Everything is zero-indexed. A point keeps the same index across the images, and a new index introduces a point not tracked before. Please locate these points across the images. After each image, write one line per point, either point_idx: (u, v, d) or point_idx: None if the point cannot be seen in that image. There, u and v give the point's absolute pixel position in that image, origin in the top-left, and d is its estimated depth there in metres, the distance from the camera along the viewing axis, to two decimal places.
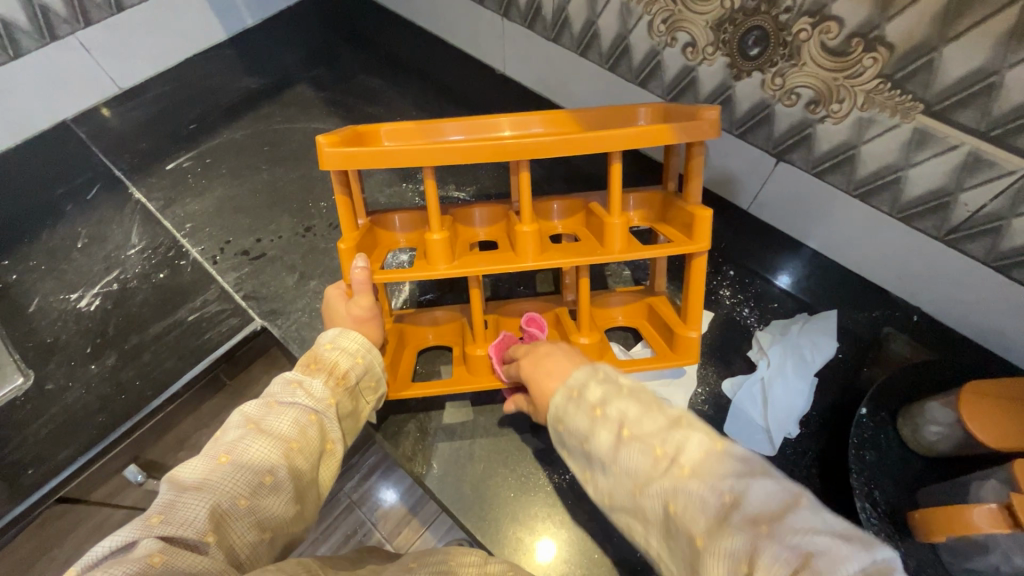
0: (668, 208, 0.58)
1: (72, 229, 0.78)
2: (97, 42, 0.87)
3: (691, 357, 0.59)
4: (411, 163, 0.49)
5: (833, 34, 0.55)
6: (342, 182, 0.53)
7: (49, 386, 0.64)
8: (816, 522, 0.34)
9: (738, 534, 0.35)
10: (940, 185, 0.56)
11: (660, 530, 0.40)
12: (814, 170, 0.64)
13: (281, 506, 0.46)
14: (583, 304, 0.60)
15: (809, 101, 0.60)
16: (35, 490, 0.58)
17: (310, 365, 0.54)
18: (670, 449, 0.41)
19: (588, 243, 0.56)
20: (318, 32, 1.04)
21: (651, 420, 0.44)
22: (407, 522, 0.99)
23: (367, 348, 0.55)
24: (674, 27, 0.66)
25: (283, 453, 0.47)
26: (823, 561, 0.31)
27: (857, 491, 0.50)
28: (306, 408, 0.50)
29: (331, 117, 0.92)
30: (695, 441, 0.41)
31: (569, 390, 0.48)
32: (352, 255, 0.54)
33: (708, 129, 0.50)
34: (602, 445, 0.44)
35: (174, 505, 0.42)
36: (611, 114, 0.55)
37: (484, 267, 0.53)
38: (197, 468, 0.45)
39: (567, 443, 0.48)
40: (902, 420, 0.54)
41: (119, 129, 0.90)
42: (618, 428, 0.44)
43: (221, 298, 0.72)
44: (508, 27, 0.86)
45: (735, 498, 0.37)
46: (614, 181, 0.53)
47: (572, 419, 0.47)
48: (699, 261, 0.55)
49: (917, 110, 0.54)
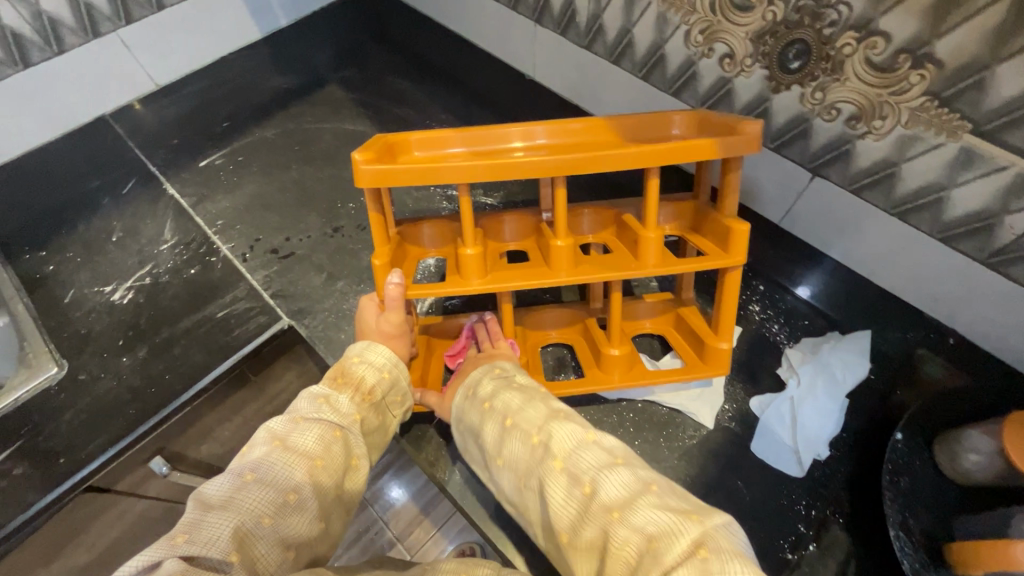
0: (701, 220, 0.58)
1: (108, 222, 0.80)
2: (137, 39, 0.89)
3: (720, 368, 0.60)
4: (444, 179, 0.49)
5: (879, 50, 0.54)
6: (376, 198, 0.52)
7: (82, 375, 0.66)
8: (656, 507, 0.39)
9: (596, 519, 0.41)
10: (983, 206, 0.55)
11: (538, 514, 0.46)
12: (851, 186, 0.63)
13: (305, 524, 0.45)
14: (612, 317, 0.59)
15: (850, 116, 0.59)
16: (64, 480, 0.59)
17: (337, 380, 0.54)
18: (544, 437, 0.47)
19: (621, 256, 0.56)
20: (349, 33, 1.05)
21: (532, 413, 0.50)
22: (419, 522, 0.98)
23: (393, 364, 0.56)
24: (712, 38, 0.65)
25: (307, 470, 0.47)
26: (662, 542, 0.37)
27: (891, 520, 0.48)
28: (332, 424, 0.50)
29: (360, 118, 0.93)
30: (567, 431, 0.46)
31: (465, 388, 0.56)
32: (385, 271, 0.54)
33: (749, 143, 0.49)
34: (493, 440, 0.51)
35: (198, 524, 0.41)
36: (647, 121, 0.55)
37: (518, 283, 0.53)
38: (224, 485, 0.44)
39: (468, 444, 0.54)
40: (939, 447, 0.52)
41: (156, 125, 0.92)
42: (504, 418, 0.51)
43: (250, 295, 0.73)
44: (540, 32, 0.85)
45: (593, 488, 0.42)
46: (650, 197, 0.52)
47: (467, 415, 0.54)
48: (733, 276, 0.55)
49: (964, 129, 0.52)
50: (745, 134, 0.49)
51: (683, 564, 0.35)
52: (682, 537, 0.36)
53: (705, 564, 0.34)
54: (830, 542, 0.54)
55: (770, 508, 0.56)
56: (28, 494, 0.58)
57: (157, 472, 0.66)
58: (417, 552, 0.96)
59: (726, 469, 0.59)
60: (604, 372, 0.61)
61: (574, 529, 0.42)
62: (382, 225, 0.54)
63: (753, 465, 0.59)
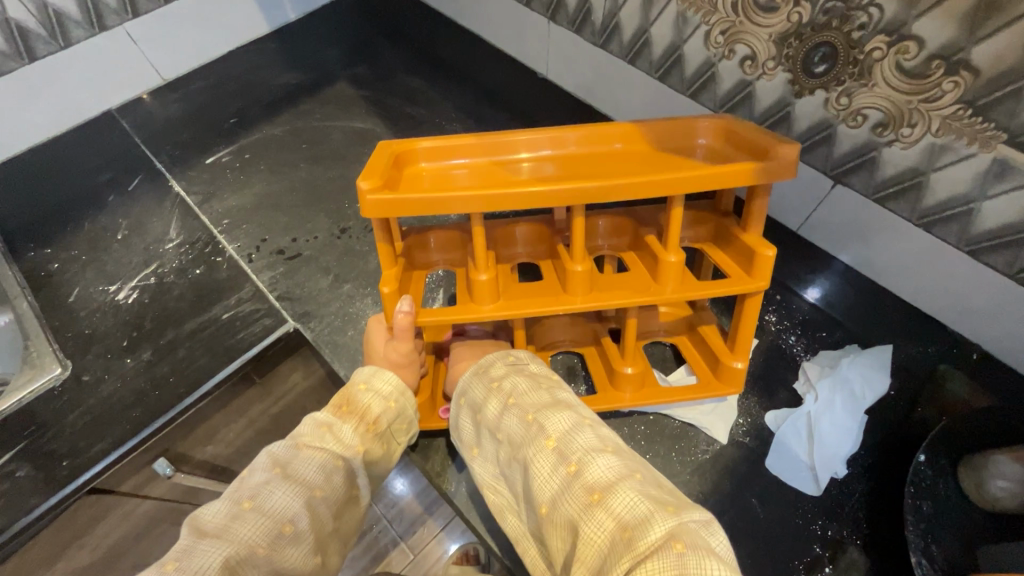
0: (722, 237, 0.57)
1: (113, 220, 0.79)
2: (144, 34, 0.88)
3: (734, 386, 0.59)
4: (454, 212, 0.47)
5: (911, 55, 0.52)
6: (383, 228, 0.51)
7: (86, 377, 0.65)
8: (638, 493, 0.39)
9: (577, 500, 0.41)
10: (1015, 219, 0.52)
11: (521, 491, 0.46)
12: (875, 195, 0.61)
13: (299, 557, 0.45)
14: (626, 334, 0.58)
15: (877, 123, 0.57)
16: (69, 482, 0.57)
17: (341, 408, 0.53)
18: (540, 415, 0.47)
19: (639, 277, 0.55)
20: (359, 29, 1.03)
21: (535, 394, 0.49)
22: (421, 522, 0.97)
23: (400, 392, 0.54)
24: (733, 39, 0.63)
25: (305, 501, 0.46)
26: (637, 528, 0.37)
27: (913, 544, 0.46)
28: (333, 454, 0.49)
29: (369, 116, 0.92)
30: (562, 416, 0.46)
31: (477, 365, 0.54)
32: (395, 298, 0.53)
33: (784, 169, 0.47)
34: (491, 413, 0.50)
35: (191, 551, 0.41)
36: (667, 128, 0.53)
37: (533, 310, 0.52)
38: (219, 511, 0.44)
39: (463, 420, 0.54)
40: (965, 471, 0.51)
41: (164, 120, 0.91)
42: (506, 397, 0.50)
43: (256, 297, 0.72)
44: (554, 30, 0.83)
45: (579, 468, 0.42)
46: (672, 225, 0.51)
47: (472, 389, 0.53)
48: (754, 299, 0.54)
49: (999, 139, 0.50)
50: (779, 160, 0.47)
51: (657, 554, 0.35)
52: (658, 527, 0.36)
53: (680, 558, 0.34)
54: (847, 564, 0.53)
55: (784, 527, 0.55)
56: (30, 498, 0.57)
57: (160, 474, 0.66)
58: (419, 551, 0.95)
59: (739, 486, 0.57)
60: (616, 388, 0.60)
61: (553, 504, 0.42)
62: (389, 249, 0.52)
63: (769, 482, 0.57)
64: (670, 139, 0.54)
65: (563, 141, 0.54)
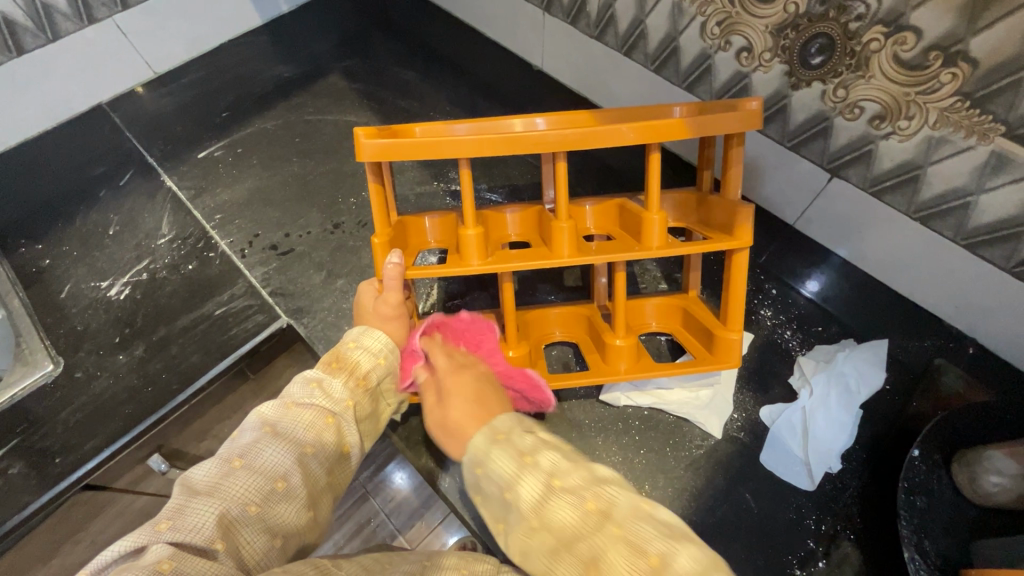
0: (705, 207, 0.57)
1: (105, 215, 0.78)
2: (134, 26, 0.87)
3: (731, 361, 0.57)
4: (444, 155, 0.48)
5: (908, 46, 0.51)
6: (376, 172, 0.51)
7: (78, 374, 0.65)
8: None
9: None
10: (1012, 213, 0.52)
11: None
12: (872, 187, 0.60)
13: (292, 513, 0.45)
14: (618, 301, 0.57)
15: (874, 115, 0.56)
16: (62, 479, 0.57)
17: (332, 364, 0.53)
18: (601, 503, 0.39)
19: (624, 241, 0.55)
20: (351, 20, 1.02)
21: (580, 471, 0.42)
22: (420, 515, 0.90)
23: (389, 349, 0.55)
24: (729, 30, 0.62)
25: (296, 458, 0.46)
26: None
27: (905, 541, 0.47)
28: (324, 410, 0.49)
29: (363, 109, 0.91)
30: (626, 496, 0.40)
31: (495, 431, 0.45)
32: (384, 250, 0.53)
33: (753, 120, 0.49)
34: (528, 498, 0.41)
35: (184, 510, 0.41)
36: (642, 112, 0.54)
37: (518, 263, 0.52)
38: (211, 470, 0.45)
39: (483, 494, 0.44)
40: (958, 467, 0.50)
41: (155, 113, 0.90)
42: (548, 478, 0.41)
43: (248, 293, 0.71)
44: (549, 21, 0.82)
45: (661, 561, 0.36)
46: (652, 173, 0.51)
47: (493, 464, 0.43)
48: (740, 259, 0.53)
49: (997, 132, 0.50)
50: (748, 110, 0.49)
51: None
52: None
53: None
54: (840, 560, 0.53)
55: (779, 522, 0.55)
56: (23, 494, 0.57)
57: (156, 470, 0.65)
58: (418, 545, 0.89)
59: (733, 480, 0.57)
60: (610, 363, 0.59)
61: None
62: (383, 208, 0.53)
63: (763, 477, 0.57)
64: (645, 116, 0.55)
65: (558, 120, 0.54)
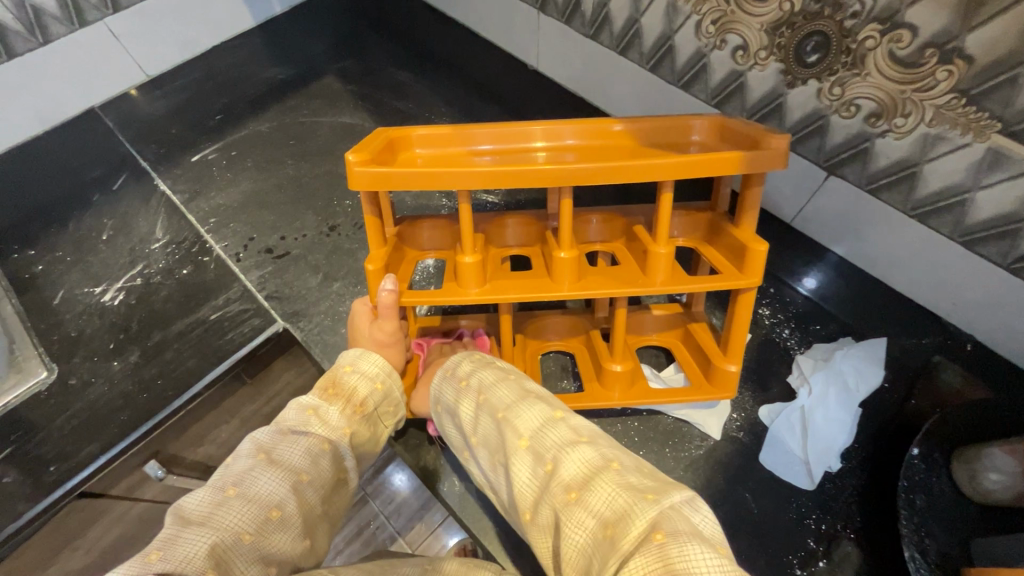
0: (717, 234, 0.55)
1: (98, 220, 0.78)
2: (126, 30, 0.86)
3: (728, 390, 0.57)
4: (445, 185, 0.46)
5: (904, 43, 0.51)
6: (372, 200, 0.50)
7: (72, 381, 0.64)
8: (613, 488, 0.36)
9: (554, 502, 0.38)
10: (1011, 209, 0.52)
11: (504, 492, 0.44)
12: (868, 185, 0.60)
13: (288, 542, 0.44)
14: (617, 331, 0.57)
15: (870, 113, 0.56)
16: (57, 487, 0.57)
17: (328, 391, 0.52)
18: (511, 416, 0.44)
19: (629, 270, 0.54)
20: (346, 21, 1.01)
21: (503, 390, 0.47)
22: (420, 516, 0.90)
23: (386, 373, 0.55)
24: (724, 29, 0.62)
25: (291, 486, 0.45)
26: (616, 524, 0.35)
27: (906, 538, 0.47)
28: (320, 437, 0.49)
29: (358, 111, 0.90)
30: (536, 411, 0.44)
31: (444, 367, 0.52)
32: (380, 276, 0.52)
33: (774, 161, 0.46)
34: (466, 415, 0.48)
35: (175, 540, 0.39)
36: (665, 128, 0.52)
37: (518, 295, 0.52)
38: (204, 499, 0.43)
39: (445, 420, 0.52)
40: (957, 464, 0.51)
41: (148, 117, 0.89)
42: (477, 396, 0.48)
43: (244, 297, 0.71)
44: (544, 21, 0.82)
45: (556, 466, 0.40)
46: (662, 210, 0.50)
47: (443, 393, 0.51)
48: (747, 295, 0.52)
49: (993, 129, 0.49)
50: (770, 149, 0.46)
51: (638, 549, 0.32)
52: (639, 520, 0.34)
53: (662, 550, 0.32)
54: (840, 558, 0.52)
55: (779, 522, 0.55)
56: (19, 502, 0.56)
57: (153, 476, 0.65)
58: (418, 547, 0.89)
59: (733, 481, 0.57)
60: (605, 387, 0.59)
61: (533, 509, 0.40)
62: (377, 226, 0.52)
63: (762, 477, 0.57)
64: (666, 134, 0.53)
65: (580, 129, 0.52)
